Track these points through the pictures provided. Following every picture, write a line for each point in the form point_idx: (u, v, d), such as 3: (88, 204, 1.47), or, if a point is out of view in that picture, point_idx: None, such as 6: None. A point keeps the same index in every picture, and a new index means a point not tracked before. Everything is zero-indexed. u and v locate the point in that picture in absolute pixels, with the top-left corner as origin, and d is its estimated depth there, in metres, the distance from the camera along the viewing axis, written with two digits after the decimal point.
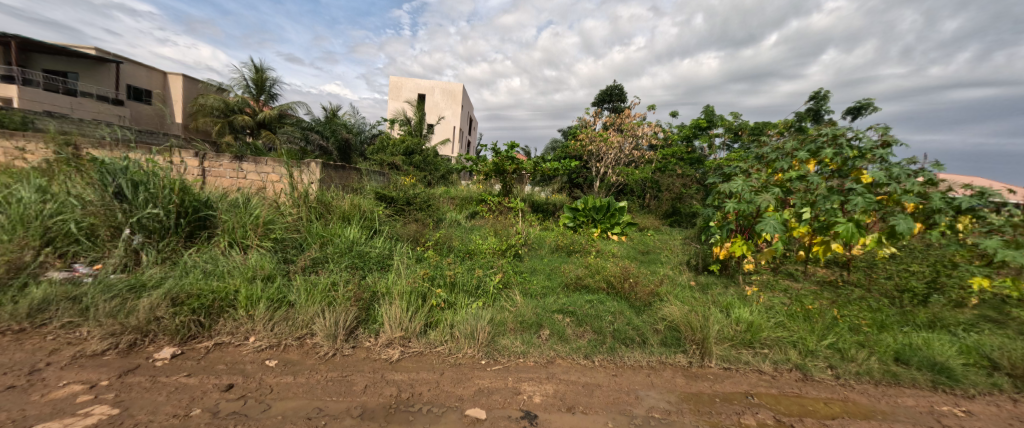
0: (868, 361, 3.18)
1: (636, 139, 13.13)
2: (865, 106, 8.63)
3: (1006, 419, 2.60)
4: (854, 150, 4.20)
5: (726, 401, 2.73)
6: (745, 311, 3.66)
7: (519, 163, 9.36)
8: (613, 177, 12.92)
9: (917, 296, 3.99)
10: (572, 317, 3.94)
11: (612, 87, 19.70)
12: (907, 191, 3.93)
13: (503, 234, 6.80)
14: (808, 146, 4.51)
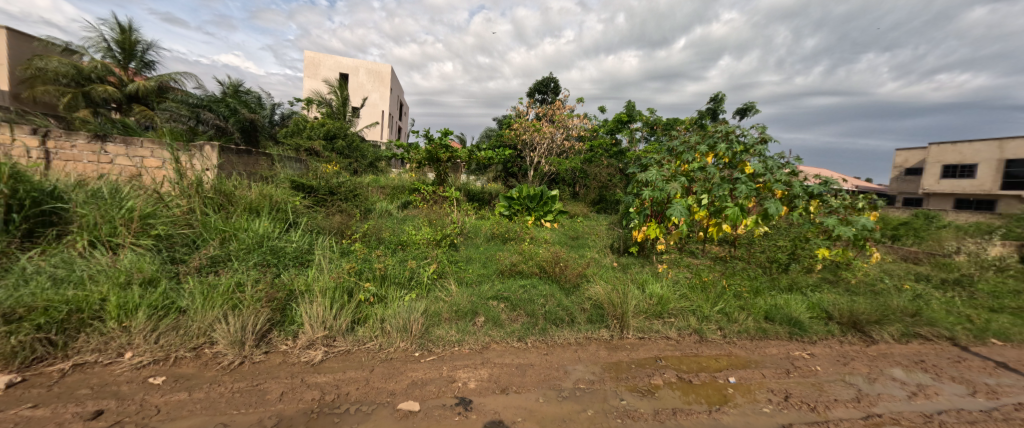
0: (746, 321, 3.83)
1: (567, 131, 13.70)
2: (750, 109, 10.19)
3: (835, 357, 3.37)
4: (740, 145, 4.95)
5: (640, 366, 3.09)
6: (657, 286, 4.15)
7: (453, 152, 9.16)
8: (544, 166, 13.35)
9: (781, 265, 4.87)
10: (506, 303, 4.05)
11: (545, 78, 20.14)
12: (777, 180, 4.78)
13: (438, 224, 6.63)
14: (708, 140, 5.16)
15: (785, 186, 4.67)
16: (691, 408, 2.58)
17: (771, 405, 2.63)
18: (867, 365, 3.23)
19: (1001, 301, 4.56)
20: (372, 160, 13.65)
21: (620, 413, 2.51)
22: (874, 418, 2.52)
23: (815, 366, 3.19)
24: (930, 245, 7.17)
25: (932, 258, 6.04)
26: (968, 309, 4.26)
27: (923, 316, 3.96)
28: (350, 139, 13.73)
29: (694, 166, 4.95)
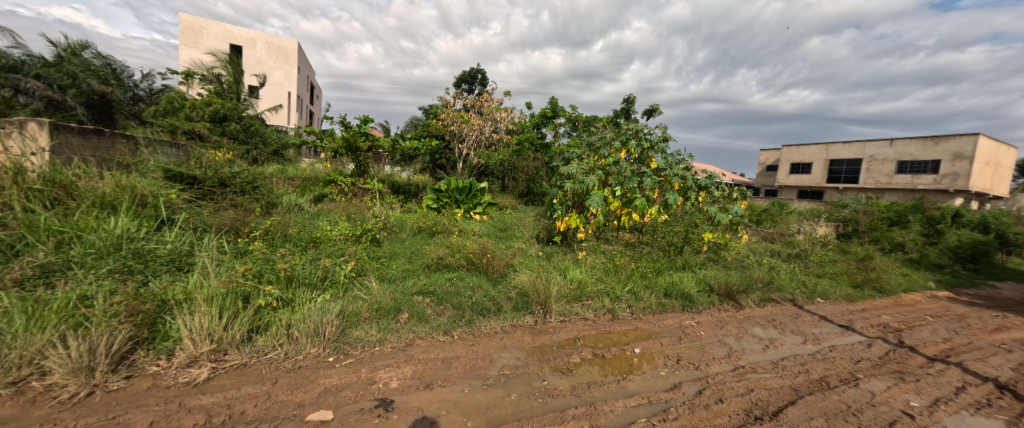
0: (649, 298, 4.35)
1: (495, 123, 13.60)
2: (655, 110, 11.42)
3: (715, 323, 4.03)
4: (648, 143, 5.59)
5: (560, 347, 3.30)
6: (577, 271, 4.45)
7: (374, 140, 8.32)
8: (475, 158, 13.17)
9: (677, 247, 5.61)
10: (432, 297, 3.95)
11: (471, 69, 19.67)
12: (676, 175, 5.64)
13: (357, 218, 6.14)
14: (621, 137, 5.64)
15: (681, 179, 5.52)
16: (604, 379, 2.86)
17: (665, 369, 3.05)
18: (737, 327, 3.94)
19: (825, 269, 5.91)
20: (277, 148, 12.01)
21: (541, 392, 2.66)
22: (740, 369, 3.09)
23: (700, 331, 3.78)
24: (783, 227, 8.94)
25: (783, 238, 7.54)
26: (804, 277, 5.46)
27: (775, 284, 4.96)
28: (248, 123, 11.69)
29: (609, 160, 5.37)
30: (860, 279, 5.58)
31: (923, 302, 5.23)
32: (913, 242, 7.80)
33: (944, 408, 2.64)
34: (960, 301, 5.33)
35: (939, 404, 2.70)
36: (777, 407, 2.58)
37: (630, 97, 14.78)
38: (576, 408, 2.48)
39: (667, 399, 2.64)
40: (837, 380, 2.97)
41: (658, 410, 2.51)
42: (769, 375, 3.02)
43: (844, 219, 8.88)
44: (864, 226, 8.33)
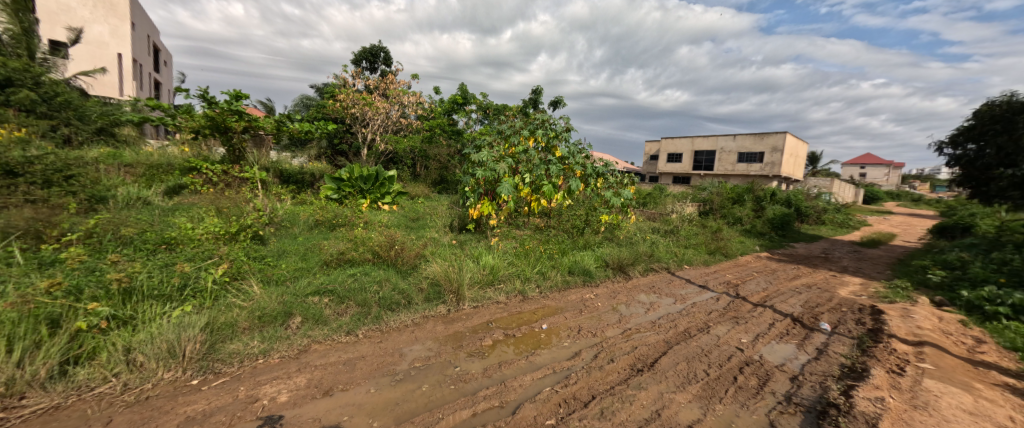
0: (556, 277, 4.68)
1: (403, 108, 12.60)
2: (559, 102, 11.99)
3: (610, 293, 4.56)
4: (552, 132, 5.92)
5: (472, 333, 3.33)
6: (490, 257, 4.52)
7: (254, 120, 6.97)
8: (380, 144, 12.07)
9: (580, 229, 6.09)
10: (332, 296, 3.56)
11: (373, 46, 17.59)
12: (576, 163, 6.17)
13: (230, 212, 5.11)
14: (529, 126, 5.82)
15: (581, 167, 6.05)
16: (516, 357, 3.00)
17: (569, 340, 3.34)
18: (626, 295, 4.53)
19: (691, 241, 7.16)
20: (103, 125, 8.80)
21: (454, 379, 2.66)
22: (628, 331, 3.57)
23: (598, 303, 4.23)
24: (660, 207, 10.53)
25: (663, 216, 8.86)
26: (676, 249, 6.54)
27: (655, 256, 5.84)
28: (51, 91, 8.43)
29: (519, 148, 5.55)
30: (713, 247, 6.94)
31: (753, 262, 6.76)
32: (748, 216, 9.96)
33: (761, 341, 3.50)
34: (775, 260, 7.04)
35: (759, 337, 3.57)
36: (654, 359, 3.06)
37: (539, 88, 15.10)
38: (487, 389, 2.56)
39: (567, 367, 2.92)
40: (695, 330, 3.67)
41: (560, 378, 2.75)
42: (650, 333, 3.56)
43: (703, 199, 10.80)
44: (717, 204, 10.29)
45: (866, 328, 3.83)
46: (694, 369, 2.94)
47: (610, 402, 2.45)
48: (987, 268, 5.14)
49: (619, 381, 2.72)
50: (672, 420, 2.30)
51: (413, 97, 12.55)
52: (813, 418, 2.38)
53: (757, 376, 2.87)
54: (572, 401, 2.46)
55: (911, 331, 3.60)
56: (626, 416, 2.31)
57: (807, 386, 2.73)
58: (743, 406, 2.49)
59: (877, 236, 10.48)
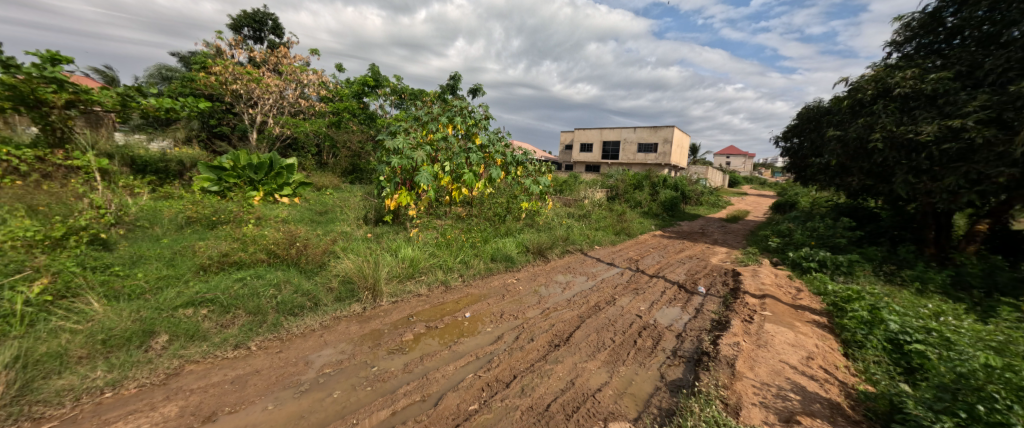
0: (478, 265, 4.70)
1: (300, 87, 11.15)
2: (478, 90, 11.79)
3: (531, 277, 4.75)
4: (472, 119, 5.80)
5: (392, 329, 3.17)
6: (409, 249, 4.32)
7: (90, 95, 5.46)
8: (274, 129, 10.45)
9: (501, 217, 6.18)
10: (213, 306, 3.00)
11: (257, 11, 15.01)
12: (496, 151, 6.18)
13: (51, 211, 3.92)
14: (447, 113, 5.55)
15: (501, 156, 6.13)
16: (440, 348, 2.95)
17: (492, 325, 3.40)
18: (544, 277, 4.77)
19: (601, 224, 7.82)
20: None
21: (370, 379, 2.51)
22: (546, 311, 3.77)
23: (520, 286, 4.39)
24: (572, 192, 11.29)
25: (577, 201, 9.50)
26: (588, 232, 7.07)
27: (570, 239, 6.24)
28: None
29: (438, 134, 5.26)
30: (618, 229, 7.69)
31: (650, 239, 7.71)
32: (647, 200, 11.25)
33: (656, 307, 4.03)
34: (667, 236, 8.11)
35: (653, 304, 4.11)
36: (569, 334, 3.30)
37: (458, 74, 14.48)
38: (408, 385, 2.47)
39: (490, 351, 2.97)
40: (604, 303, 4.06)
41: (482, 363, 2.79)
42: (565, 310, 3.82)
43: (610, 186, 11.81)
44: (621, 190, 11.37)
45: (729, 288, 4.68)
46: (602, 338, 3.25)
47: (530, 379, 2.58)
48: (805, 234, 6.68)
49: (537, 358, 2.87)
50: (583, 387, 2.52)
51: (314, 76, 11.24)
52: (691, 366, 2.84)
53: (652, 337, 3.30)
54: (495, 384, 2.52)
55: (758, 287, 4.51)
56: (544, 390, 2.46)
57: (688, 341, 3.24)
58: (641, 365, 2.85)
59: (738, 213, 12.74)
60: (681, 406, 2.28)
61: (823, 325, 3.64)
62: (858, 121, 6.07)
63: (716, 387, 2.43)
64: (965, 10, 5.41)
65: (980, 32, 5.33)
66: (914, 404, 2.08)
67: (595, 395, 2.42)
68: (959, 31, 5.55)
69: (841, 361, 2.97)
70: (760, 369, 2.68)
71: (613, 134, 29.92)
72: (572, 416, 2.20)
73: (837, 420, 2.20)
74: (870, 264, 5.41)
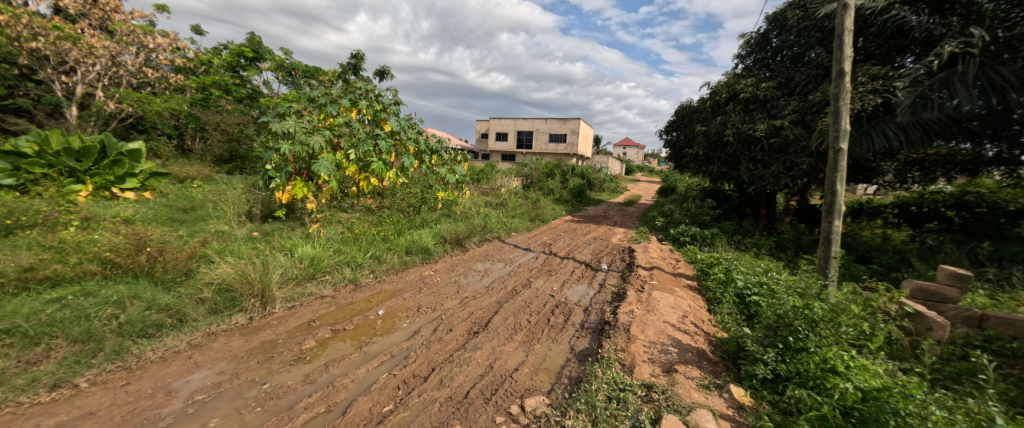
0: (392, 259, 4.43)
1: (146, 53, 9.19)
2: (382, 74, 10.97)
3: (451, 268, 4.66)
4: (379, 104, 5.43)
5: (288, 338, 2.81)
6: (308, 247, 3.87)
7: None
8: (105, 104, 8.21)
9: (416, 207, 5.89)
10: (7, 339, 2.23)
11: None
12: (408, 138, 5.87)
13: None
14: (350, 95, 5.06)
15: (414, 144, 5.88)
16: (351, 351, 2.73)
17: (408, 320, 3.26)
18: (462, 266, 4.74)
19: (515, 211, 8.02)
20: None
21: (261, 399, 2.19)
22: (465, 300, 3.74)
23: (437, 277, 4.28)
24: (487, 180, 11.32)
25: (492, 190, 9.55)
26: (505, 219, 7.18)
27: (488, 227, 6.26)
28: None
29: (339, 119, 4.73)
30: (533, 215, 8.01)
31: (560, 224, 8.17)
32: (558, 188, 11.89)
33: (568, 286, 4.31)
34: (575, 221, 8.70)
35: (566, 283, 4.39)
36: (488, 320, 3.33)
37: (360, 52, 13.14)
38: (309, 397, 2.22)
39: (407, 347, 2.84)
40: (521, 286, 4.20)
41: (399, 361, 2.66)
42: (483, 297, 3.84)
43: (524, 174, 12.02)
44: (535, 178, 11.71)
45: (626, 263, 5.26)
46: (519, 320, 3.36)
47: (449, 370, 2.54)
48: (682, 213, 7.77)
49: (457, 348, 2.84)
50: (502, 369, 2.58)
51: (167, 40, 9.45)
52: (597, 336, 3.11)
53: (563, 314, 3.53)
54: (413, 379, 2.43)
55: (648, 261, 5.11)
56: (463, 378, 2.46)
57: (594, 314, 3.55)
58: (554, 340, 3.03)
59: (634, 197, 14.26)
60: (587, 372, 2.48)
61: (694, 288, 4.33)
62: (715, 118, 7.27)
63: (616, 350, 2.71)
64: (783, 34, 6.83)
65: (792, 53, 6.76)
66: (752, 343, 2.60)
67: (513, 375, 2.50)
68: (780, 50, 6.97)
69: (705, 315, 3.58)
70: (648, 331, 3.06)
71: (527, 124, 30.69)
72: (491, 399, 2.24)
73: (705, 366, 2.65)
74: (728, 236, 6.58)
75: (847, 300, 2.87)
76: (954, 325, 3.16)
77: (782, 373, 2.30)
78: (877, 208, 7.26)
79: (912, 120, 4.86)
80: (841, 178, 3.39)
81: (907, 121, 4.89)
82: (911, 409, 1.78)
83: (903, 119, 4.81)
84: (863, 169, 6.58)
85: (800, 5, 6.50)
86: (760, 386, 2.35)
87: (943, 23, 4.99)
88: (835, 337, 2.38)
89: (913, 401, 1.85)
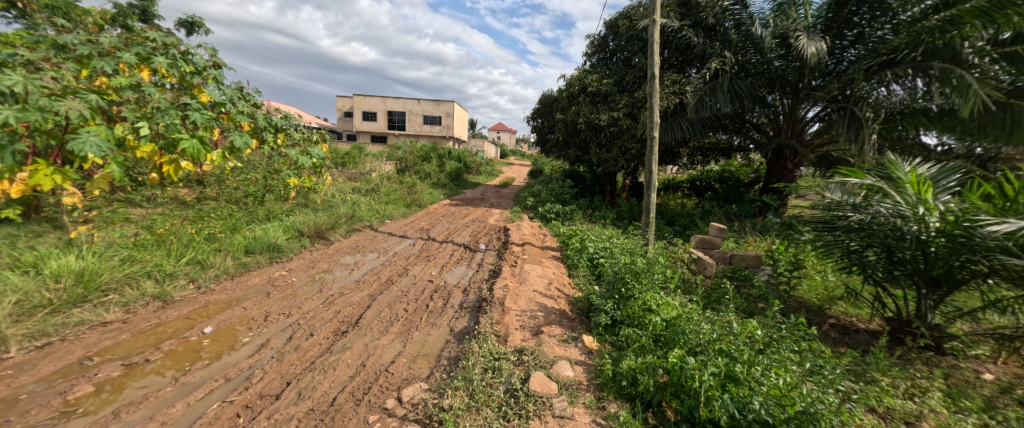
0: (223, 262, 3.77)
1: None
2: (196, 24, 8.52)
3: (309, 266, 4.19)
4: (189, 65, 4.46)
5: (40, 390, 2.09)
6: (68, 259, 2.91)
7: None
8: None
9: (256, 198, 5.01)
10: None
11: None
12: (239, 111, 4.99)
13: None
14: (134, 48, 3.94)
15: (249, 118, 5.01)
16: (164, 385, 2.23)
17: (252, 333, 2.82)
18: (326, 263, 4.31)
19: (389, 197, 7.58)
20: None
21: None
22: (330, 298, 3.42)
23: (290, 278, 3.80)
24: (354, 166, 10.25)
25: (361, 176, 8.72)
26: (376, 206, 6.77)
27: (356, 216, 5.83)
28: None
29: (120, 81, 3.59)
30: (408, 201, 7.67)
31: (438, 208, 8.06)
32: (434, 173, 11.52)
33: (445, 270, 4.30)
34: (454, 205, 8.63)
35: (443, 268, 4.38)
36: (358, 316, 3.11)
37: None
38: None
39: (250, 365, 2.45)
40: (396, 276, 4.04)
41: (239, 383, 2.29)
42: (352, 293, 3.56)
43: (398, 158, 11.44)
44: (410, 162, 11.17)
45: (502, 241, 5.50)
46: (394, 311, 3.23)
47: (309, 380, 2.29)
48: (548, 193, 8.46)
49: (319, 353, 2.58)
50: (376, 365, 2.44)
51: None
52: (474, 314, 3.20)
53: (442, 297, 3.52)
54: (260, 401, 2.12)
55: (521, 237, 5.40)
56: (328, 385, 2.25)
57: (472, 292, 3.64)
58: (433, 325, 3.01)
59: (510, 180, 14.93)
60: (465, 350, 2.55)
61: (558, 257, 4.78)
62: (570, 108, 7.94)
63: (491, 324, 2.84)
64: (617, 39, 7.74)
65: (622, 56, 7.76)
66: (597, 297, 3.02)
67: (388, 368, 2.40)
68: (615, 53, 7.91)
69: (566, 280, 3.99)
70: (521, 301, 3.26)
71: (398, 104, 27.18)
72: (362, 399, 2.11)
73: (565, 323, 2.96)
74: (586, 212, 7.51)
75: (657, 255, 3.69)
76: (717, 263, 4.18)
77: (619, 318, 2.76)
78: (676, 183, 9.11)
79: (695, 117, 6.24)
80: (653, 161, 4.30)
81: (692, 118, 6.26)
82: (692, 328, 2.26)
83: (692, 115, 6.09)
84: (680, 154, 8.21)
85: (628, 15, 7.52)
86: (605, 331, 2.77)
87: (712, 46, 6.41)
88: (651, 283, 2.97)
89: (695, 321, 2.34)
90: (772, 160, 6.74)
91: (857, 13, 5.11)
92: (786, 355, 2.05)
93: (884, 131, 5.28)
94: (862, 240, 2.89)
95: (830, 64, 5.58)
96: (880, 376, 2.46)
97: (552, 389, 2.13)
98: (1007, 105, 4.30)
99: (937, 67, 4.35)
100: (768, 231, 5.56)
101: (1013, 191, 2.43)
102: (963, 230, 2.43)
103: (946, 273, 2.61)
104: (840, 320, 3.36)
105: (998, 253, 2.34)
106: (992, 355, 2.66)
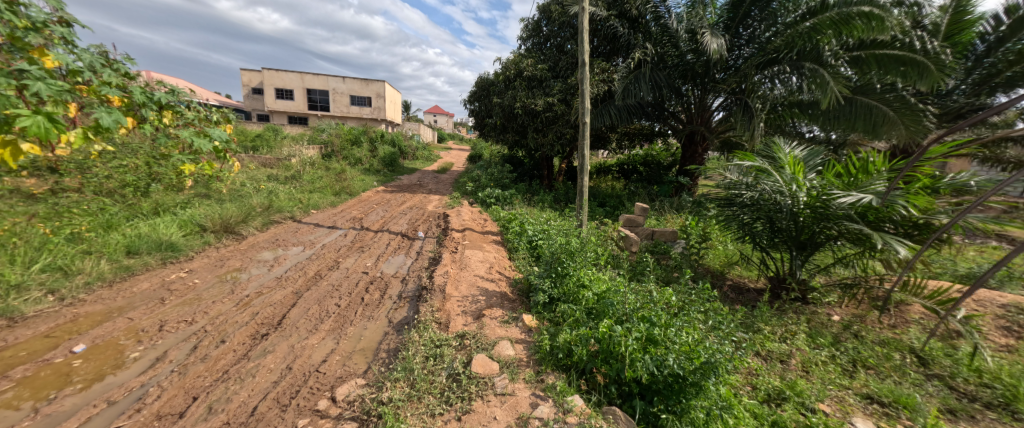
0: (97, 266, 3.13)
1: None
2: None
3: (215, 265, 3.66)
4: (23, 20, 3.50)
5: None
6: None
7: None
8: None
9: (138, 189, 4.18)
10: None
11: None
12: (106, 83, 4.11)
13: None
14: None
15: (120, 91, 4.15)
16: (21, 418, 1.83)
17: (143, 346, 2.41)
18: (237, 261, 3.81)
19: (313, 187, 6.89)
20: None
21: None
22: (244, 300, 3.04)
23: (191, 281, 3.29)
24: (270, 151, 9.11)
25: (279, 162, 7.77)
26: (297, 196, 6.11)
27: (274, 207, 5.22)
28: None
29: None
30: (337, 189, 7.07)
31: (372, 196, 7.56)
32: (365, 158, 10.74)
33: (381, 260, 4.09)
34: (389, 192, 8.17)
35: (378, 258, 4.16)
36: (281, 316, 2.83)
37: None
38: None
39: (141, 384, 2.11)
40: (325, 270, 3.73)
41: (128, 406, 1.96)
42: (273, 292, 3.21)
43: (323, 142, 10.40)
44: (337, 146, 10.25)
45: (441, 228, 5.38)
46: (325, 307, 3.00)
47: (222, 391, 2.05)
48: (486, 177, 8.44)
49: (234, 361, 2.30)
50: (305, 367, 2.26)
51: None
52: (414, 303, 3.12)
53: (379, 289, 3.37)
54: (160, 422, 1.86)
55: (462, 223, 5.33)
56: (246, 394, 2.03)
57: (411, 282, 3.53)
58: (369, 318, 2.87)
59: (448, 165, 14.51)
60: (405, 340, 2.49)
61: (499, 241, 4.82)
62: (506, 92, 7.90)
63: (432, 312, 2.81)
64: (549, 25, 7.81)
65: (554, 42, 7.88)
66: (536, 278, 3.14)
67: (319, 368, 2.24)
68: (548, 38, 8.00)
69: (506, 263, 4.06)
70: (462, 286, 3.25)
71: (320, 81, 24.44)
72: (289, 404, 1.96)
73: (506, 305, 3.03)
74: (524, 196, 7.64)
75: (591, 235, 3.93)
76: (642, 239, 4.58)
77: (556, 296, 2.90)
78: (605, 167, 9.69)
79: (621, 104, 6.66)
80: (586, 146, 4.48)
81: (618, 105, 6.68)
82: (620, 298, 2.47)
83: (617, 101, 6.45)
84: (609, 138, 8.69)
85: None
86: (544, 309, 2.89)
87: (635, 36, 6.81)
88: (585, 261, 3.15)
89: (621, 293, 2.56)
90: (685, 145, 7.50)
91: (750, 15, 5.82)
92: (693, 316, 2.35)
93: (769, 119, 6.15)
94: (752, 213, 3.42)
95: (729, 60, 6.30)
96: (764, 325, 2.98)
97: (493, 368, 2.18)
98: (853, 101, 5.32)
99: (807, 65, 5.18)
100: (682, 209, 6.24)
101: (855, 170, 3.07)
102: (822, 203, 2.98)
103: (810, 238, 3.19)
104: (736, 282, 3.95)
105: (844, 220, 2.93)
106: (838, 300, 3.34)
